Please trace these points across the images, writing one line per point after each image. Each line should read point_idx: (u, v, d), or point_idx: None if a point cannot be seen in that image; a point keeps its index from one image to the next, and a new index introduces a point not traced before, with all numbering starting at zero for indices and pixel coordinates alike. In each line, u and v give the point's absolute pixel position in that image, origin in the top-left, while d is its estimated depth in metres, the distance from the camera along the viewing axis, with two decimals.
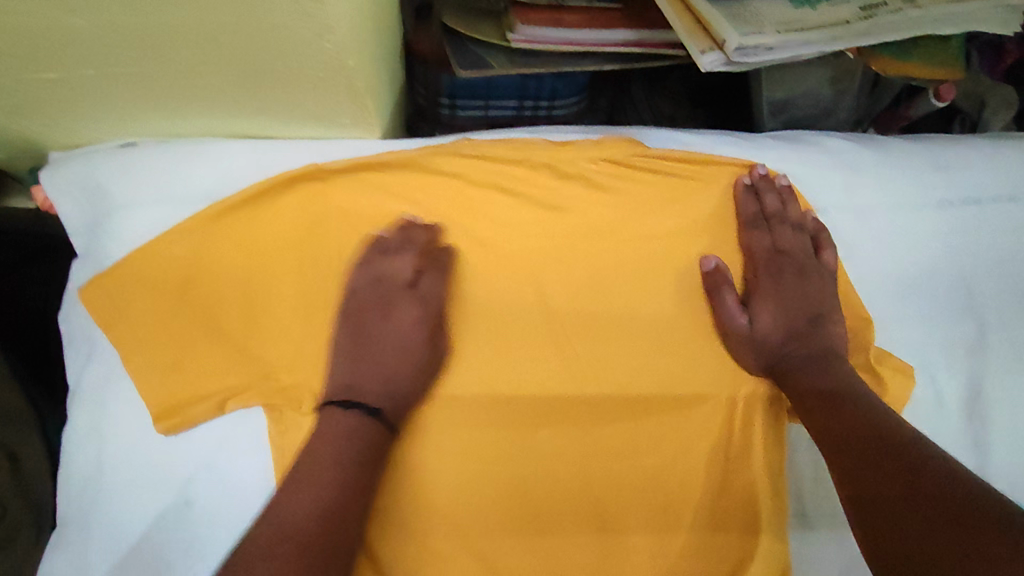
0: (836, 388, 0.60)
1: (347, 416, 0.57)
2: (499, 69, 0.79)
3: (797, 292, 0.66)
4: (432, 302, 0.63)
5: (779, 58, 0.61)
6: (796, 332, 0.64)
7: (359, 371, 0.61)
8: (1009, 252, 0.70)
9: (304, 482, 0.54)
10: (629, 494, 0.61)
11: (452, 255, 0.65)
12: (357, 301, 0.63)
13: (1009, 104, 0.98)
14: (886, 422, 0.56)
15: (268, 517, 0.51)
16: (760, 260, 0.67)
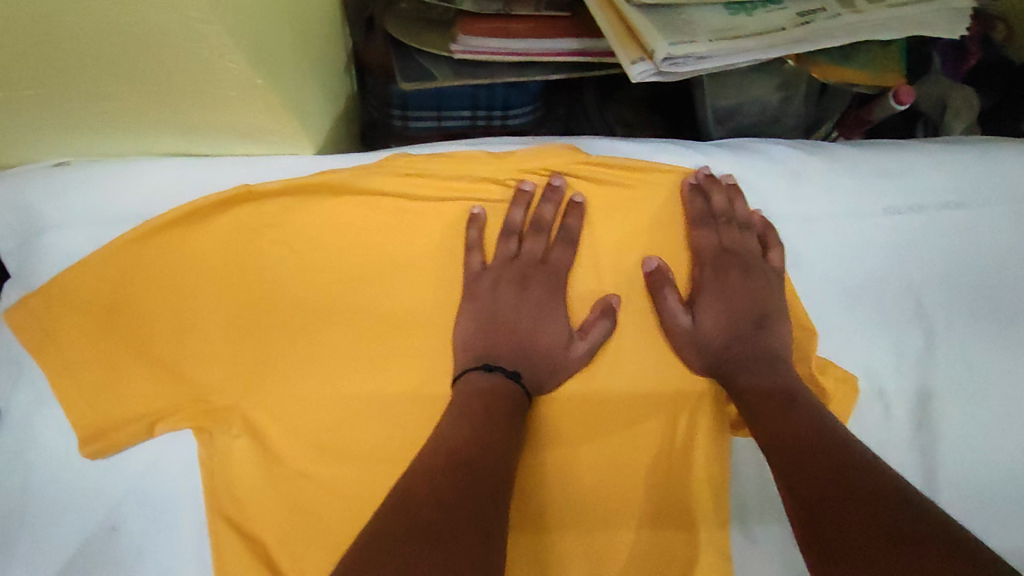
0: (782, 397, 0.58)
1: (488, 378, 0.59)
2: (443, 81, 0.78)
3: (743, 291, 0.64)
4: (601, 302, 0.63)
5: (712, 67, 0.59)
6: (741, 331, 0.63)
7: (489, 343, 0.61)
8: (954, 258, 0.70)
9: (468, 427, 0.55)
10: (567, 512, 0.61)
11: (581, 208, 0.63)
12: (487, 284, 0.62)
13: (967, 106, 0.98)
14: (832, 430, 0.54)
15: (402, 505, 0.47)
16: (707, 255, 0.65)
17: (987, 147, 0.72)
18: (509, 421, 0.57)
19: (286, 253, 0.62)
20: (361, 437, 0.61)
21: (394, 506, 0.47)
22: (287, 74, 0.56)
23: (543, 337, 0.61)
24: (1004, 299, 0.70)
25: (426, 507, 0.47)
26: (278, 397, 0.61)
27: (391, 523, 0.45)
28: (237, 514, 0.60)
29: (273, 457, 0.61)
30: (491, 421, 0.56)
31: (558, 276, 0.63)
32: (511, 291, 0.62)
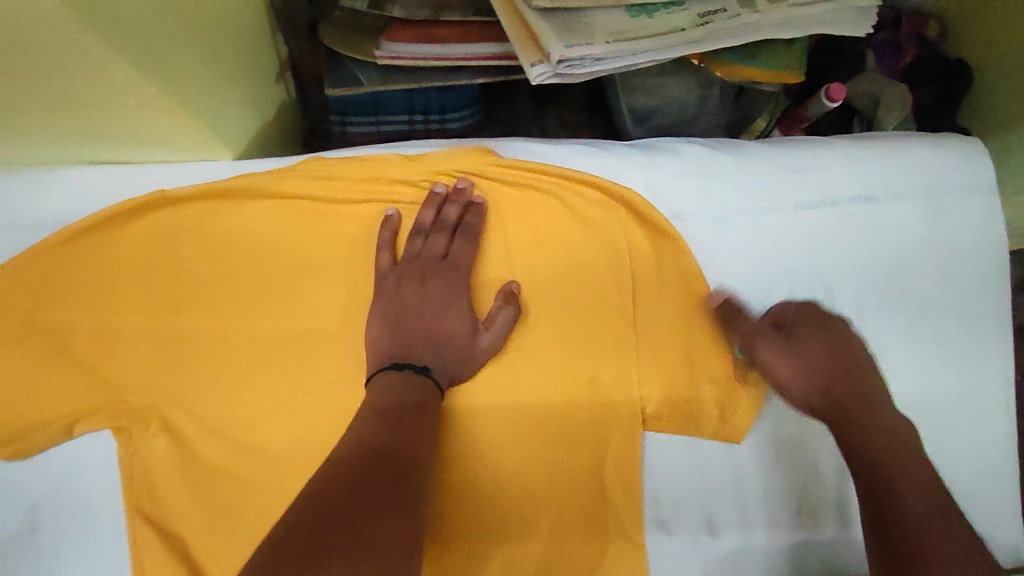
0: (861, 407, 0.62)
1: (398, 376, 0.59)
2: (370, 87, 0.79)
3: (799, 340, 0.66)
4: (503, 292, 0.64)
5: (611, 68, 0.62)
6: (816, 363, 0.65)
7: (396, 343, 0.61)
8: (866, 252, 0.73)
9: (382, 425, 0.54)
10: (482, 495, 0.66)
11: (481, 208, 0.66)
12: (393, 283, 0.63)
13: (901, 103, 0.97)
14: (903, 443, 0.59)
15: (312, 503, 0.45)
16: (746, 332, 0.67)
17: (892, 142, 0.76)
18: (413, 423, 0.56)
19: (205, 255, 0.65)
20: (278, 433, 0.63)
21: (303, 506, 0.45)
22: (194, 83, 0.58)
23: (448, 330, 0.62)
24: (912, 290, 0.74)
25: (345, 504, 0.46)
26: (196, 395, 0.63)
27: (303, 519, 0.44)
28: (156, 510, 0.61)
29: (193, 454, 0.62)
30: (395, 422, 0.55)
31: (463, 268, 0.65)
32: (416, 290, 0.62)
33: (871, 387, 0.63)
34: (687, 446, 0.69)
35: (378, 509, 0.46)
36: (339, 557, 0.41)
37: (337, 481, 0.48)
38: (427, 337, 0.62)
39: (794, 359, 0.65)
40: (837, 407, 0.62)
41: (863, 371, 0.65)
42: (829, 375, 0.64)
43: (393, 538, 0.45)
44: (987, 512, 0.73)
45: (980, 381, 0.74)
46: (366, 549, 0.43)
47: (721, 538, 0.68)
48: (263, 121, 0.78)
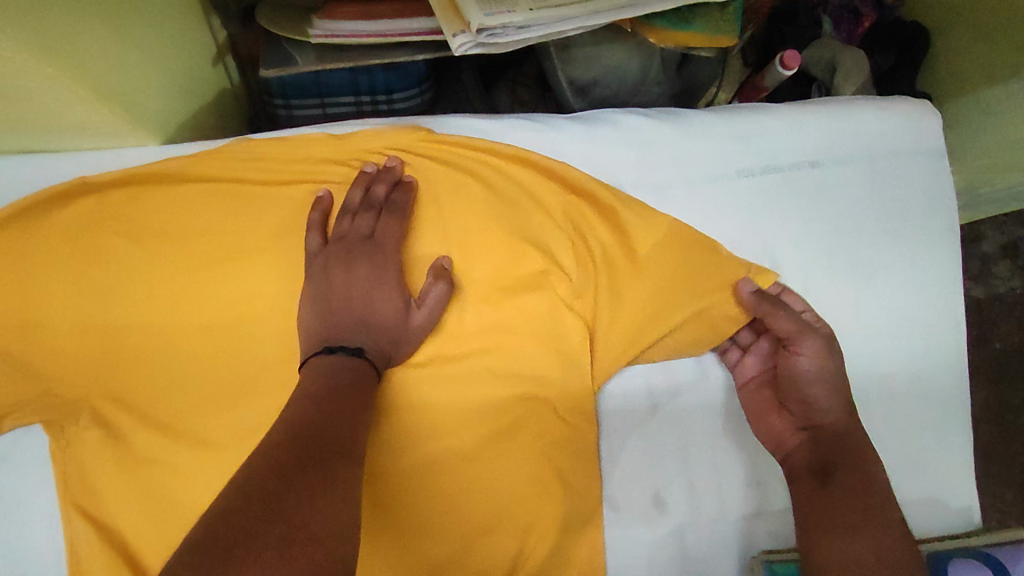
0: (850, 462, 0.61)
1: (328, 360, 0.56)
2: (305, 67, 0.77)
3: (826, 365, 0.64)
4: (435, 268, 0.64)
5: (536, 36, 0.60)
6: (828, 408, 0.63)
7: (326, 326, 0.59)
8: (812, 218, 0.72)
9: (316, 403, 0.52)
10: (426, 479, 0.64)
11: (411, 187, 0.66)
12: (319, 264, 0.63)
13: (857, 66, 0.93)
14: (879, 507, 0.58)
15: (253, 478, 0.44)
16: (790, 325, 0.64)
17: (837, 106, 0.75)
18: (359, 398, 0.54)
19: (131, 242, 0.64)
20: (213, 419, 0.62)
21: (241, 483, 0.43)
22: (104, 64, 0.57)
23: (378, 311, 0.61)
24: (864, 255, 0.73)
25: (277, 480, 0.43)
26: (129, 384, 0.62)
27: (227, 498, 0.42)
28: (90, 502, 0.60)
29: (123, 445, 0.61)
30: (337, 396, 0.53)
31: (389, 247, 0.63)
32: (343, 269, 0.61)
33: (860, 453, 0.62)
34: (636, 417, 0.68)
35: (312, 490, 0.44)
36: (266, 542, 0.39)
37: (264, 461, 0.45)
38: (357, 319, 0.60)
39: (810, 398, 0.64)
40: (821, 454, 0.62)
41: (859, 439, 0.63)
42: (826, 426, 0.63)
43: (328, 520, 0.43)
44: (942, 473, 0.73)
45: (934, 344, 0.73)
46: (297, 530, 0.41)
47: (669, 511, 0.67)
48: (199, 108, 0.77)
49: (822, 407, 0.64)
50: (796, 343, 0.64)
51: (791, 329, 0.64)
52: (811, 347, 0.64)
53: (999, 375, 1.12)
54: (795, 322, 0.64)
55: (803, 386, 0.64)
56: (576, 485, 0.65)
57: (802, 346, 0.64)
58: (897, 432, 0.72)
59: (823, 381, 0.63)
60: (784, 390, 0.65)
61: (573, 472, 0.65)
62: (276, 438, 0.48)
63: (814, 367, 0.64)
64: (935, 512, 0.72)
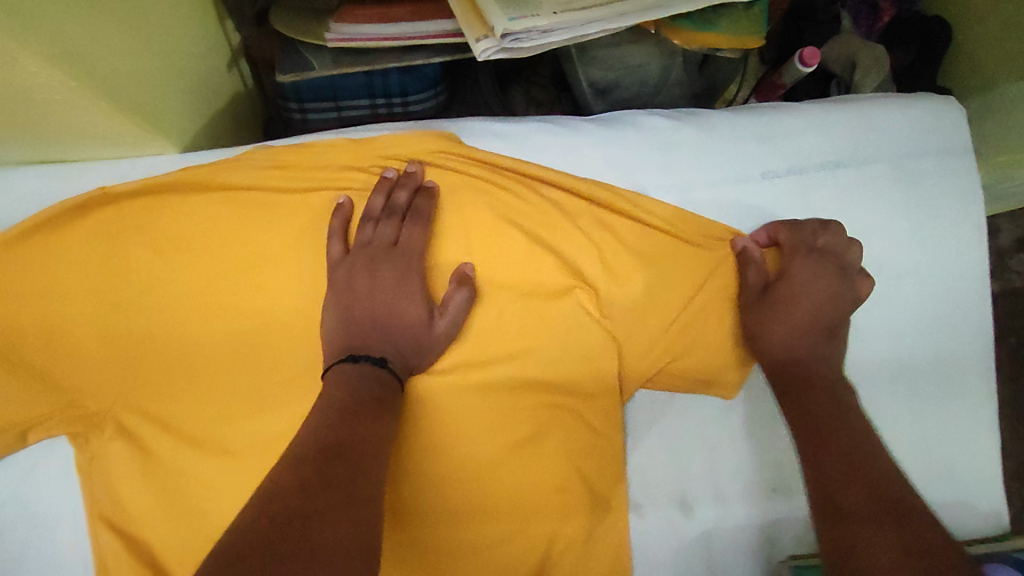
0: (825, 404, 0.61)
1: (353, 369, 0.56)
2: (321, 71, 0.76)
3: (825, 293, 0.66)
4: (457, 274, 0.63)
5: (560, 39, 0.59)
6: (805, 330, 0.66)
7: (349, 334, 0.60)
8: (840, 219, 0.71)
9: (345, 417, 0.50)
10: (449, 485, 0.63)
11: (432, 193, 0.65)
12: (345, 273, 0.62)
13: (878, 65, 0.92)
14: (865, 452, 0.57)
15: (273, 496, 0.42)
16: (801, 249, 0.67)
17: (861, 105, 0.74)
18: (382, 410, 0.53)
19: (150, 252, 0.63)
20: (239, 428, 0.62)
21: (260, 501, 0.42)
22: (120, 73, 0.57)
23: (403, 317, 0.61)
24: (889, 257, 0.72)
25: (297, 498, 0.42)
26: (153, 395, 0.62)
27: (254, 519, 0.40)
28: (115, 514, 0.60)
29: (149, 455, 0.61)
30: (359, 407, 0.52)
31: (413, 255, 0.63)
32: (364, 276, 0.61)
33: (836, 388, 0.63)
34: (658, 423, 0.68)
35: (338, 513, 0.43)
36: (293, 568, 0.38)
37: (292, 480, 0.44)
38: (382, 328, 0.60)
39: (797, 327, 0.65)
40: (806, 389, 0.63)
41: (825, 368, 0.65)
42: (806, 356, 0.65)
43: (356, 543, 0.41)
44: (968, 473, 0.72)
45: (959, 344, 0.73)
46: (324, 555, 0.39)
47: (694, 515, 0.67)
48: (214, 114, 0.76)
49: (806, 336, 0.66)
50: (794, 267, 0.66)
51: (801, 245, 0.67)
52: (805, 269, 0.66)
53: (1018, 370, 1.10)
54: (797, 245, 0.67)
55: (795, 305, 0.66)
56: (600, 490, 0.65)
57: (794, 273, 0.66)
58: (924, 433, 0.71)
59: (807, 304, 0.66)
60: (775, 303, 0.66)
61: (597, 478, 0.65)
62: (305, 455, 0.47)
63: (795, 291, 0.66)
64: (960, 516, 0.71)
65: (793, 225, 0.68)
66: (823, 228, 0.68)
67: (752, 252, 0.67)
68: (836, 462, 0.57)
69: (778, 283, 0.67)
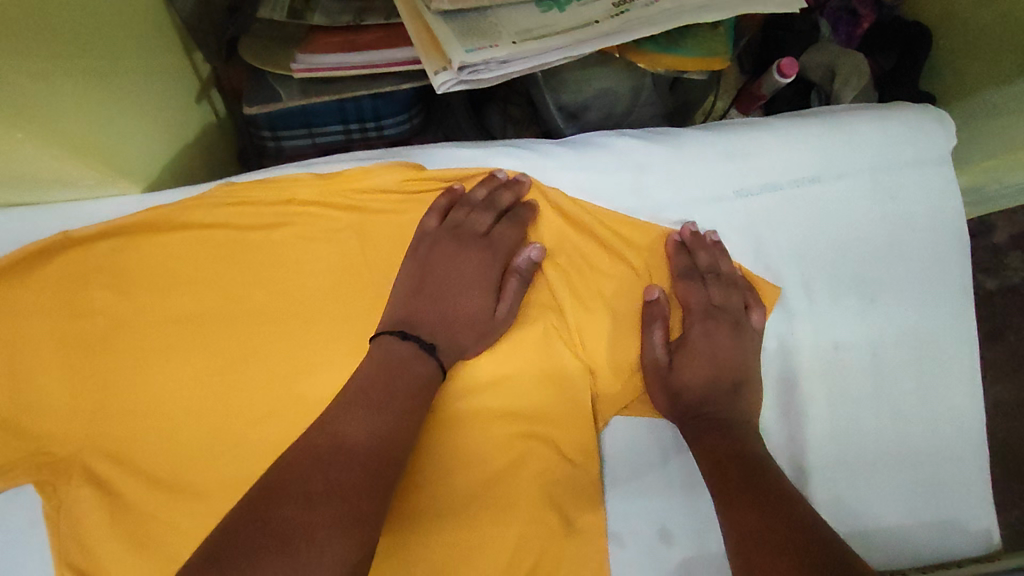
0: (723, 419, 0.63)
1: (402, 346, 0.58)
2: (290, 102, 0.75)
3: (727, 351, 0.66)
4: (521, 264, 0.65)
5: (519, 69, 0.60)
6: (712, 382, 0.65)
7: (407, 310, 0.61)
8: (815, 235, 0.70)
9: (364, 411, 0.52)
10: (423, 520, 0.62)
11: (533, 208, 0.67)
12: (429, 242, 0.64)
13: (857, 73, 0.90)
14: (760, 462, 0.59)
15: (270, 493, 0.45)
16: (696, 312, 0.67)
17: (835, 117, 0.72)
18: (412, 405, 0.55)
19: (116, 293, 0.63)
20: (208, 468, 0.61)
21: (256, 497, 0.44)
22: (74, 118, 0.57)
23: (466, 306, 0.62)
24: (867, 271, 0.70)
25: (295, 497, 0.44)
26: (120, 439, 0.61)
27: (249, 511, 0.43)
28: (83, 561, 0.59)
29: (117, 498, 0.60)
30: (384, 401, 0.53)
31: (502, 248, 0.65)
32: (445, 257, 0.63)
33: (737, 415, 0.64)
34: (636, 451, 0.67)
35: (332, 511, 0.44)
36: (270, 563, 0.40)
37: (295, 471, 0.46)
38: (443, 310, 0.62)
39: (708, 375, 0.65)
40: (706, 416, 0.64)
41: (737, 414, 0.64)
42: (717, 405, 0.64)
43: (340, 545, 0.42)
44: (955, 489, 0.70)
45: (942, 359, 0.71)
46: (305, 556, 0.41)
47: (677, 543, 0.65)
48: (182, 148, 0.76)
49: (717, 386, 0.65)
50: (693, 332, 0.67)
51: (696, 307, 0.67)
52: (701, 332, 0.67)
53: (1015, 370, 1.08)
54: (694, 304, 0.67)
55: (700, 368, 0.65)
56: (579, 521, 0.63)
57: (692, 339, 0.67)
58: (908, 450, 0.70)
59: (713, 360, 0.66)
60: (680, 370, 0.65)
61: (575, 508, 0.64)
62: (314, 446, 0.49)
63: (710, 337, 0.66)
64: (948, 534, 0.70)
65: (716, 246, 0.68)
66: (727, 287, 0.67)
67: (661, 305, 0.66)
68: (732, 463, 0.59)
69: (680, 353, 0.66)
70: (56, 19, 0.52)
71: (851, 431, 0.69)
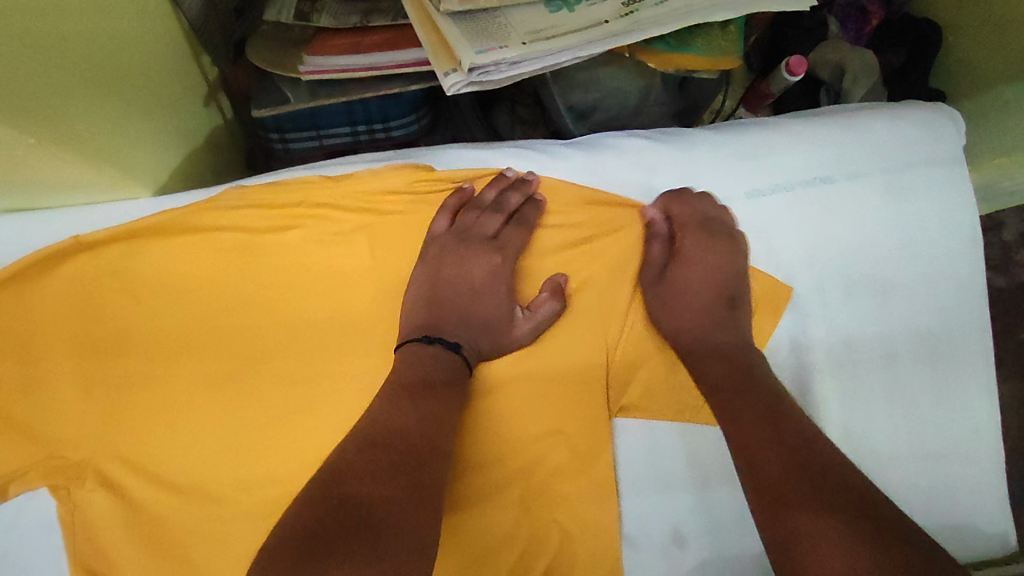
0: (725, 366, 0.62)
1: (429, 350, 0.58)
2: (298, 105, 0.75)
3: (716, 264, 0.67)
4: (551, 285, 0.64)
5: (530, 70, 0.60)
6: (709, 299, 0.66)
7: (429, 314, 0.62)
8: (827, 237, 0.70)
9: (413, 401, 0.53)
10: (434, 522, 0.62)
11: (540, 204, 0.67)
12: (439, 248, 0.65)
13: (866, 72, 0.90)
14: (805, 448, 0.52)
15: (346, 474, 0.46)
16: (691, 227, 0.67)
17: (846, 117, 0.72)
18: (453, 399, 0.56)
19: (127, 298, 0.63)
20: (219, 471, 0.61)
21: (331, 479, 0.46)
22: (83, 123, 0.57)
23: (487, 312, 0.63)
24: (880, 272, 0.70)
25: (369, 481, 0.46)
26: (132, 442, 0.61)
27: (324, 497, 0.45)
28: (97, 564, 0.59)
29: (131, 502, 0.60)
30: (431, 396, 0.55)
31: (509, 252, 0.65)
32: (455, 261, 0.64)
33: (743, 349, 0.63)
34: (648, 451, 0.66)
35: (406, 500, 0.46)
36: (361, 540, 0.42)
37: (360, 459, 0.48)
38: (461, 315, 0.62)
39: (700, 293, 0.66)
40: (701, 346, 0.64)
41: (737, 339, 0.64)
42: (710, 327, 0.65)
43: (421, 531, 0.45)
44: (970, 490, 0.70)
45: (956, 358, 0.71)
46: (389, 535, 0.43)
47: (690, 546, 0.65)
48: (190, 150, 0.75)
49: (710, 306, 0.66)
50: (684, 244, 0.67)
51: (690, 223, 0.67)
52: (694, 243, 0.67)
53: None
54: (689, 219, 0.67)
55: (691, 286, 0.67)
56: (593, 522, 0.63)
57: (687, 254, 0.67)
58: (922, 450, 0.69)
59: (704, 275, 0.67)
60: (674, 283, 0.67)
61: (588, 509, 0.63)
62: (376, 431, 0.51)
63: (701, 251, 0.67)
64: (962, 535, 0.69)
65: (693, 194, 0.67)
66: (720, 207, 0.68)
67: (659, 224, 0.67)
68: (768, 455, 0.53)
69: (675, 265, 0.68)
70: (68, 25, 0.52)
71: (865, 433, 0.68)
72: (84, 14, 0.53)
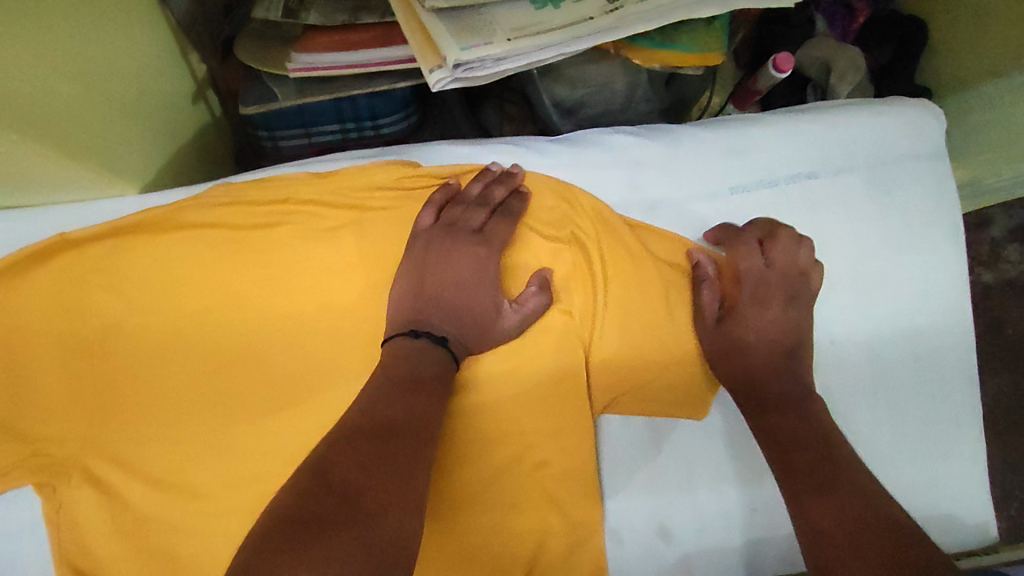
0: (782, 412, 0.62)
1: (413, 344, 0.58)
2: (283, 102, 0.75)
3: (776, 311, 0.66)
4: (537, 280, 0.64)
5: (514, 66, 0.60)
6: (769, 347, 0.65)
7: (414, 307, 0.61)
8: (811, 232, 0.70)
9: (399, 392, 0.54)
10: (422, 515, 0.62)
11: (525, 196, 0.66)
12: (424, 240, 0.64)
13: (853, 68, 0.90)
14: (871, 511, 0.54)
15: (330, 464, 0.47)
16: (746, 276, 0.66)
17: (831, 113, 0.72)
18: (439, 391, 0.56)
19: (114, 294, 0.63)
20: (206, 467, 0.61)
21: (315, 469, 0.46)
22: (70, 121, 0.57)
23: (474, 304, 0.62)
24: (864, 268, 0.71)
25: (353, 471, 0.46)
26: (119, 438, 0.61)
27: (309, 488, 0.45)
28: (84, 559, 0.60)
29: (118, 498, 0.60)
30: (417, 388, 0.55)
31: (495, 245, 0.64)
32: (440, 254, 0.62)
33: (807, 400, 0.63)
34: (633, 445, 0.66)
35: (390, 490, 0.46)
36: (344, 529, 0.42)
37: (345, 452, 0.48)
38: (446, 307, 0.61)
39: (759, 337, 0.66)
40: (762, 390, 0.64)
41: (800, 387, 0.64)
42: (771, 371, 0.65)
43: (403, 521, 0.45)
44: (952, 483, 0.70)
45: (939, 353, 0.71)
46: (371, 525, 0.43)
47: (675, 538, 0.65)
48: (179, 148, 0.76)
49: (770, 351, 0.65)
50: (742, 298, 0.66)
51: (749, 270, 0.66)
52: (750, 296, 0.66)
53: (1013, 362, 1.09)
54: (745, 269, 0.66)
55: (749, 333, 0.65)
56: (579, 516, 0.63)
57: (743, 303, 0.66)
58: (906, 445, 0.70)
59: (761, 323, 0.66)
60: (731, 328, 0.66)
61: (573, 503, 0.63)
62: (361, 423, 0.51)
63: (763, 301, 0.66)
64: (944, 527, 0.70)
65: (736, 231, 0.67)
66: (785, 243, 0.67)
67: (707, 267, 0.67)
68: (830, 516, 0.55)
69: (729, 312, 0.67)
70: (55, 26, 0.52)
71: (849, 428, 0.69)
72: (69, 14, 0.53)
